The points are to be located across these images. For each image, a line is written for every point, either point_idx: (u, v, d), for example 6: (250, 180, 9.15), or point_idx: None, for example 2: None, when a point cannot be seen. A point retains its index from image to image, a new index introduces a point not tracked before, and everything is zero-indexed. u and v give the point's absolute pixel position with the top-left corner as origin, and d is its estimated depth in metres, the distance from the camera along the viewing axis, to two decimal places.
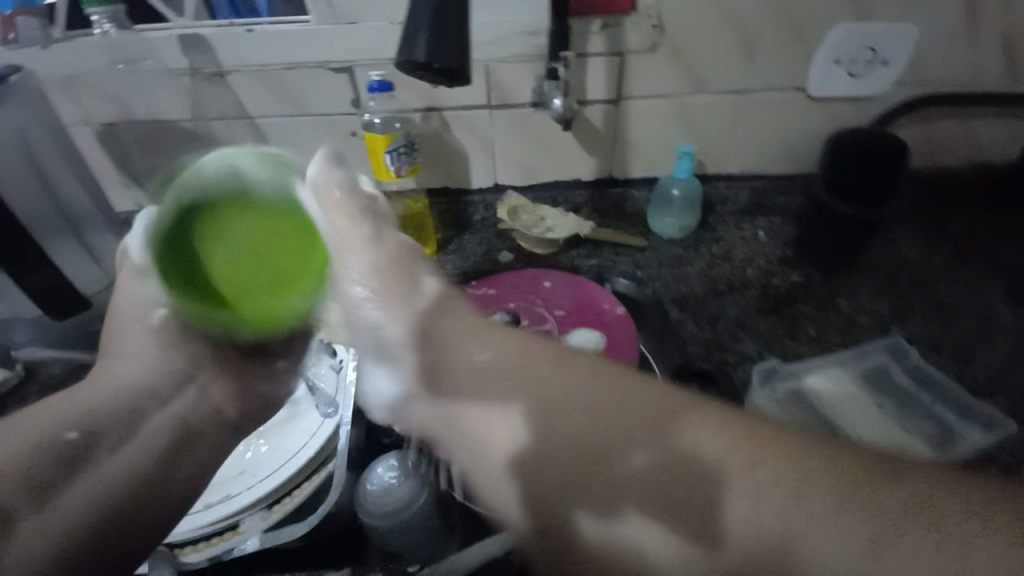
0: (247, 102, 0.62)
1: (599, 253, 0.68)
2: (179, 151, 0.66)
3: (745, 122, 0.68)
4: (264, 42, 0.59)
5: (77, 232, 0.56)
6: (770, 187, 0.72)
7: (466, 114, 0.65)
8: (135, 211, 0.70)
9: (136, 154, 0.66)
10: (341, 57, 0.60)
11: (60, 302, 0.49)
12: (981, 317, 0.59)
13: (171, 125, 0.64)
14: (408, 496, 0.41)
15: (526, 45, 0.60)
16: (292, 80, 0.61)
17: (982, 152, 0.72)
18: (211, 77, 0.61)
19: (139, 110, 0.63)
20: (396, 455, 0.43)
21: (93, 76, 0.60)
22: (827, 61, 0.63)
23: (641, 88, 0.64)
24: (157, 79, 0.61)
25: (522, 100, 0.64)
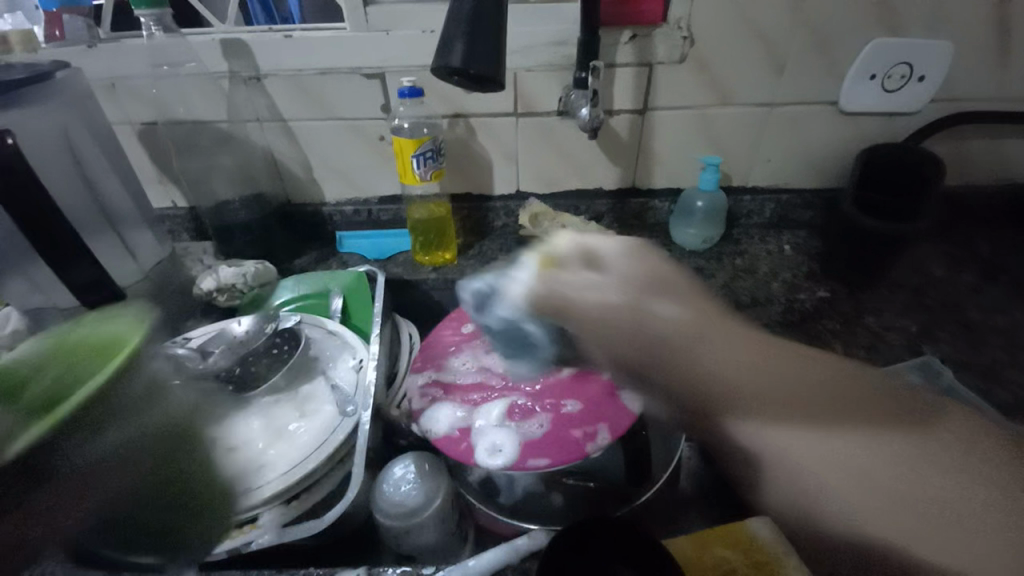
0: (281, 105, 0.64)
1: None
2: (213, 151, 0.68)
3: (773, 135, 0.67)
4: (300, 48, 0.61)
5: (115, 225, 0.58)
6: (796, 202, 0.71)
7: (492, 122, 0.66)
8: (170, 209, 0.73)
9: (173, 154, 0.68)
10: (373, 64, 0.61)
11: (96, 292, 0.51)
12: (1016, 338, 0.56)
13: (208, 126, 0.66)
14: (423, 497, 0.41)
15: (554, 54, 0.61)
16: (324, 85, 0.63)
17: (1017, 171, 0.71)
18: (249, 80, 0.63)
19: (179, 111, 0.65)
20: (413, 457, 0.43)
21: (138, 78, 0.63)
22: (858, 76, 0.62)
23: (668, 99, 0.64)
24: (197, 82, 0.63)
25: (547, 109, 0.65)
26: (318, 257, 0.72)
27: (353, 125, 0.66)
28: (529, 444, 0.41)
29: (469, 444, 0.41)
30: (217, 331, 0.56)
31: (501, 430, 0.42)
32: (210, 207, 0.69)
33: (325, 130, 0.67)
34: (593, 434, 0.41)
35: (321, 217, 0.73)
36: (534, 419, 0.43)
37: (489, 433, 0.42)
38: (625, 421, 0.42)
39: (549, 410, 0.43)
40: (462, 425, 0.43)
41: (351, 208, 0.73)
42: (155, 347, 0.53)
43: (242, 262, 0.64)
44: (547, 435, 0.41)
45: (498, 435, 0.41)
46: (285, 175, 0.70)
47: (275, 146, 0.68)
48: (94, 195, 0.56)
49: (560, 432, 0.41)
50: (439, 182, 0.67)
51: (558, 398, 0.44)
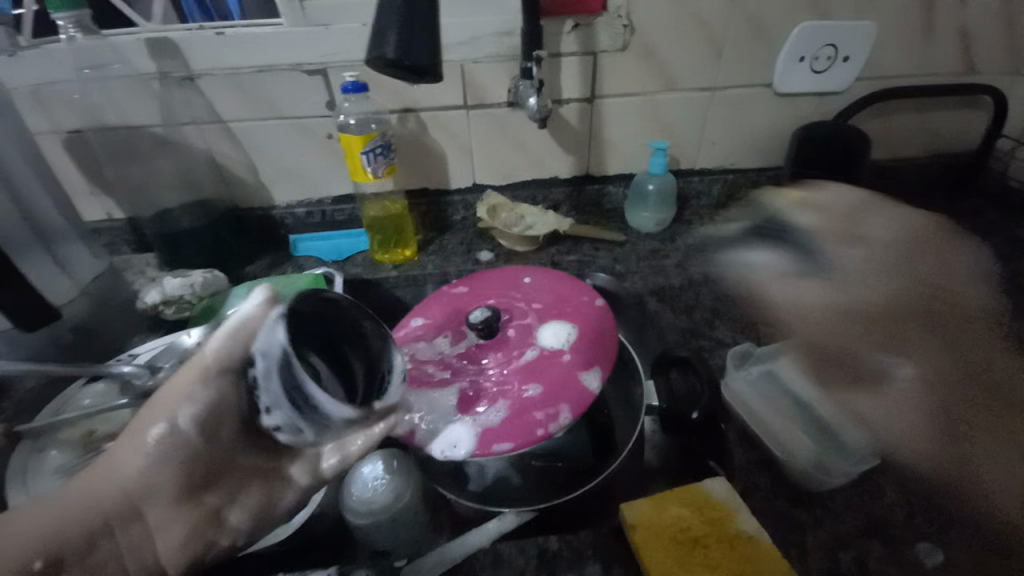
0: (220, 106, 0.62)
1: (579, 250, 0.69)
2: (152, 157, 0.65)
3: (716, 116, 0.69)
4: (235, 45, 0.58)
5: (48, 242, 0.54)
6: (741, 182, 0.75)
7: (442, 114, 0.65)
8: (106, 222, 0.68)
9: (105, 162, 0.64)
10: (316, 59, 0.60)
11: (31, 314, 0.48)
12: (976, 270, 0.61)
13: (141, 131, 0.63)
14: (392, 494, 0.41)
15: (501, 45, 0.61)
16: (265, 83, 0.61)
17: (937, 143, 0.76)
18: (183, 81, 0.60)
19: (109, 118, 0.61)
20: (380, 456, 0.43)
21: (62, 84, 0.59)
22: (789, 59, 0.66)
23: (614, 86, 0.65)
24: (127, 84, 0.60)
25: (496, 100, 0.65)
26: (274, 262, 0.70)
27: (300, 123, 0.64)
28: (489, 432, 0.38)
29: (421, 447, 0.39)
30: (166, 344, 0.54)
31: (455, 425, 0.39)
32: (151, 217, 0.66)
33: (270, 130, 0.64)
34: (556, 415, 0.39)
35: (273, 221, 0.71)
36: (491, 408, 0.40)
37: (443, 430, 0.39)
38: (587, 398, 0.40)
39: (509, 395, 0.40)
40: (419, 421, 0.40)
41: (304, 210, 0.71)
42: (99, 366, 0.50)
43: (189, 272, 0.63)
44: (504, 421, 0.39)
45: (453, 432, 0.39)
46: (231, 179, 0.68)
47: (217, 148, 0.65)
48: (22, 209, 0.53)
49: (520, 415, 0.39)
50: (392, 178, 0.66)
51: (519, 383, 0.41)
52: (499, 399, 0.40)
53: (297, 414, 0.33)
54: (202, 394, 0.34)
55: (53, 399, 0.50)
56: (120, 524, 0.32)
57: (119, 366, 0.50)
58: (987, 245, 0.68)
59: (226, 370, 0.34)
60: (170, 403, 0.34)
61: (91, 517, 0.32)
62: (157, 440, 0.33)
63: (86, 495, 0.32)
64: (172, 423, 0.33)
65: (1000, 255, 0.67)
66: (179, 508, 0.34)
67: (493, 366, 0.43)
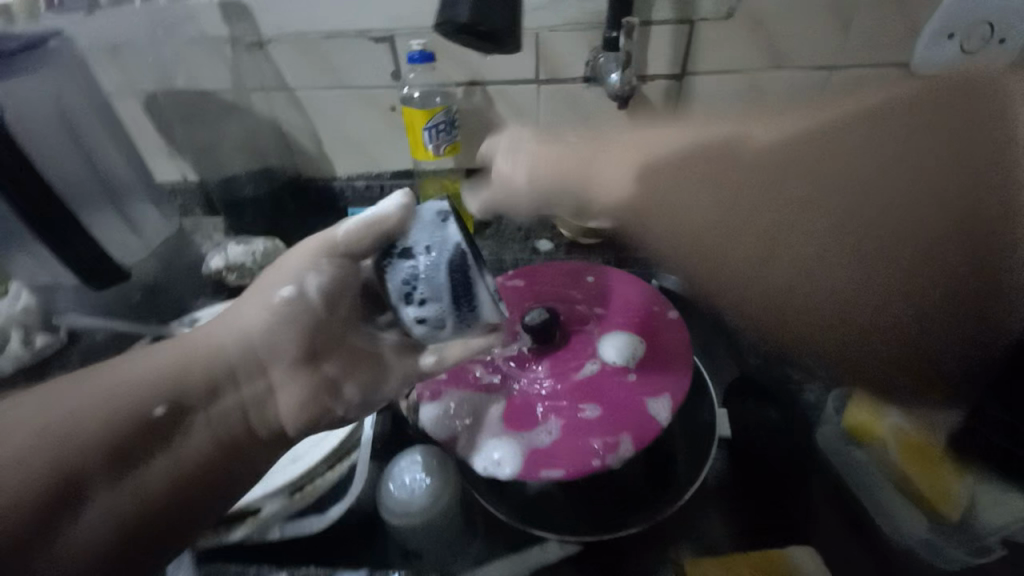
0: (287, 72, 0.60)
1: (648, 246, 0.62)
2: (222, 122, 0.65)
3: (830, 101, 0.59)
4: (304, 9, 0.56)
5: (116, 199, 0.59)
6: None
7: (511, 88, 0.60)
8: (180, 182, 0.70)
9: (179, 125, 0.66)
10: (383, 25, 0.56)
11: (101, 272, 0.50)
12: None
13: (212, 95, 0.63)
14: (429, 499, 0.39)
15: (584, 12, 0.54)
16: (331, 49, 0.58)
17: None
18: (252, 46, 0.59)
19: (182, 80, 0.62)
20: (421, 451, 0.40)
21: (143, 47, 0.60)
22: (937, 34, 0.54)
23: (711, 62, 0.57)
24: (200, 47, 0.60)
25: (572, 74, 0.58)
26: None
27: (363, 94, 0.62)
28: (537, 452, 0.35)
29: (465, 457, 0.36)
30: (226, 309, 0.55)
31: (501, 439, 0.36)
32: (218, 181, 0.66)
33: (334, 100, 0.62)
34: (615, 444, 0.35)
35: (333, 192, 0.70)
36: (542, 426, 0.36)
37: (488, 443, 0.36)
38: (651, 428, 0.35)
39: (563, 413, 0.37)
40: (464, 427, 0.38)
41: (363, 183, 0.69)
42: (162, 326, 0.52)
43: (251, 238, 0.63)
44: (555, 443, 0.35)
45: (498, 447, 0.36)
46: (294, 148, 0.67)
47: (282, 116, 0.64)
48: (93, 167, 0.56)
49: (574, 438, 0.35)
50: (453, 155, 0.63)
51: (575, 401, 0.37)
52: (551, 416, 0.37)
53: (462, 315, 0.34)
54: (317, 271, 0.37)
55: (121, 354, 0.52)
56: (222, 388, 0.36)
57: (181, 329, 0.51)
58: None
59: (352, 254, 0.37)
60: (269, 289, 0.37)
61: (139, 394, 0.33)
62: (284, 302, 0.37)
63: (183, 366, 0.35)
64: (301, 286, 0.37)
65: None
66: (293, 373, 0.37)
67: (546, 376, 0.39)
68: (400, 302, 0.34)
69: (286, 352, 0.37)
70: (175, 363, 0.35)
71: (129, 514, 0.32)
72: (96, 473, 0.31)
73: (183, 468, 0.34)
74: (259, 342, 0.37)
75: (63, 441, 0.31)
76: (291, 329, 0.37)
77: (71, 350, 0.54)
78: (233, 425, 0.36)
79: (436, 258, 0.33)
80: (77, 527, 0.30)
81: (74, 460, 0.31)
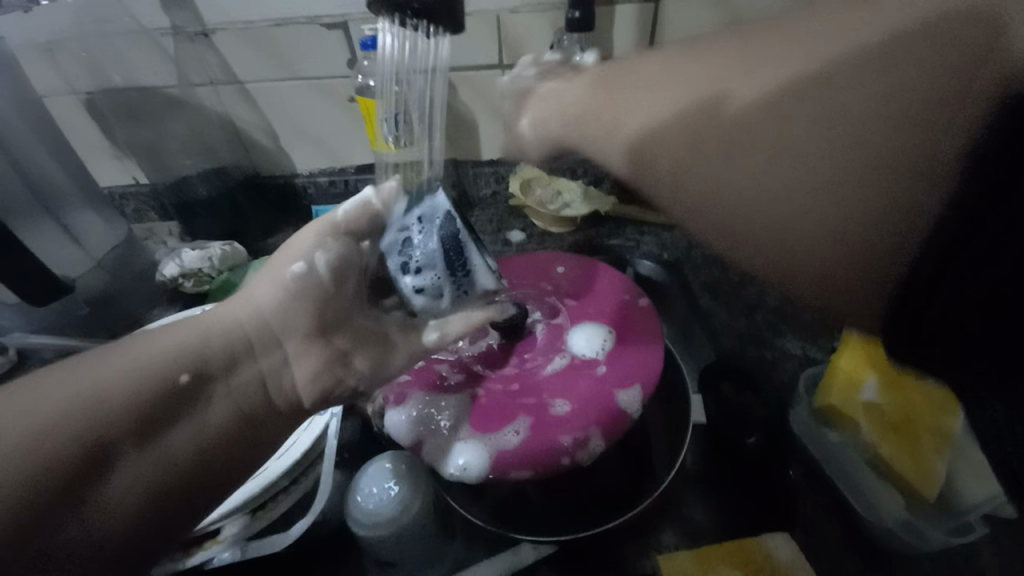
0: (235, 64, 0.57)
1: (622, 233, 0.61)
2: (170, 120, 0.61)
3: None
4: None
5: (54, 208, 0.53)
6: None
7: (474, 74, 0.58)
8: (132, 186, 0.66)
9: (124, 125, 0.62)
10: (335, 10, 0.53)
11: (41, 288, 0.46)
12: None
13: (155, 91, 0.59)
14: (396, 508, 0.37)
15: None
16: (280, 39, 0.55)
17: None
18: (196, 36, 0.55)
19: (119, 76, 0.58)
20: (389, 459, 0.39)
21: (75, 40, 0.56)
22: None
23: (677, 41, 0.55)
24: (139, 40, 0.56)
25: (536, 58, 0.56)
26: (295, 234, 0.67)
27: (319, 84, 0.58)
28: (505, 454, 0.34)
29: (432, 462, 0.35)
30: (179, 321, 0.52)
31: (467, 442, 0.35)
32: (170, 183, 0.63)
33: (288, 92, 0.59)
34: (584, 441, 0.34)
35: (295, 189, 0.67)
36: (510, 425, 0.35)
37: (454, 446, 0.35)
38: (621, 420, 0.35)
39: (531, 410, 0.35)
40: (431, 431, 0.36)
41: (326, 179, 0.66)
42: (113, 342, 0.49)
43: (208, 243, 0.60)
44: (523, 442, 0.34)
45: (465, 450, 0.34)
46: (250, 144, 0.64)
47: (235, 110, 0.61)
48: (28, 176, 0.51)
49: (543, 436, 0.34)
50: None
51: (546, 396, 0.36)
52: (520, 414, 0.35)
53: (458, 281, 0.35)
54: (322, 252, 0.41)
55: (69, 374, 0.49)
56: (234, 364, 0.37)
57: None
58: None
59: (353, 234, 0.42)
60: (281, 265, 0.41)
61: (149, 374, 0.34)
62: (296, 276, 0.41)
63: (185, 360, 0.36)
64: (310, 262, 0.41)
65: None
66: (306, 343, 0.41)
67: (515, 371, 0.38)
68: (398, 273, 0.36)
69: (301, 321, 0.41)
70: (170, 347, 0.36)
71: (152, 479, 0.32)
72: (128, 434, 0.32)
73: (210, 432, 0.35)
74: (267, 316, 0.40)
75: (52, 434, 0.30)
76: (306, 303, 0.41)
77: (20, 370, 0.51)
78: (252, 397, 0.37)
79: (429, 227, 0.35)
80: (115, 482, 0.31)
81: (129, 424, 0.32)
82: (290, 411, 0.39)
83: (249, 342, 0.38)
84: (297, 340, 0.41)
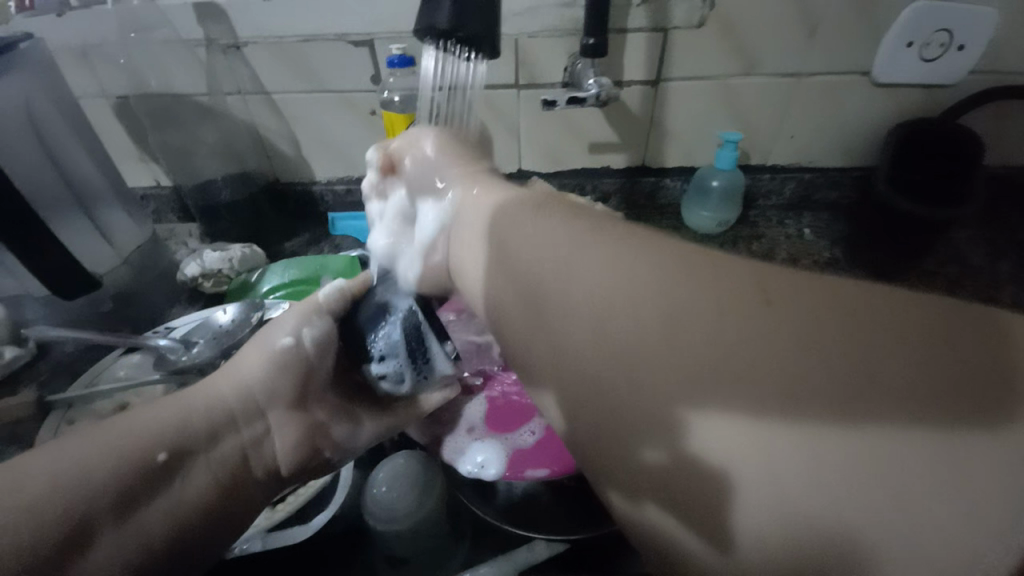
0: (264, 76, 0.60)
1: None
2: (197, 126, 0.64)
3: (797, 107, 0.61)
4: (281, 12, 0.56)
5: (86, 205, 0.55)
6: (819, 182, 0.66)
7: (491, 93, 0.61)
8: (153, 188, 0.69)
9: (152, 130, 0.64)
10: (362, 30, 0.56)
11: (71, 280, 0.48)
12: None
13: (185, 98, 0.62)
14: (414, 502, 0.38)
15: (561, 18, 0.55)
16: (308, 53, 0.58)
17: None
18: (227, 48, 0.58)
19: (152, 83, 0.61)
20: (403, 456, 0.40)
21: (112, 48, 0.59)
22: (894, 44, 0.56)
23: (685, 68, 0.58)
24: (173, 50, 0.59)
25: (550, 80, 0.59)
26: (310, 239, 0.69)
27: (342, 98, 0.61)
28: (519, 454, 0.36)
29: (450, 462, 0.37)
30: (201, 319, 0.53)
31: (484, 444, 0.37)
32: (193, 186, 0.65)
33: (312, 104, 0.62)
34: None
35: (312, 197, 0.69)
36: (525, 427, 0.38)
37: (471, 448, 0.37)
38: None
39: (546, 414, 0.38)
40: (450, 433, 0.39)
41: (344, 187, 0.69)
42: (135, 337, 0.50)
43: (227, 245, 0.62)
44: (536, 443, 0.36)
45: (482, 451, 0.37)
46: (271, 153, 0.66)
47: (259, 120, 0.63)
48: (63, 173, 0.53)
49: (557, 438, 0.36)
50: None
51: None
52: (534, 417, 0.38)
53: (417, 366, 0.38)
54: (312, 328, 0.40)
55: (91, 366, 0.50)
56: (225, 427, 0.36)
57: (155, 339, 0.50)
58: None
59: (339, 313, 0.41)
60: (271, 338, 0.40)
61: (139, 440, 0.32)
62: (284, 349, 0.39)
63: (183, 419, 0.34)
64: (298, 337, 0.39)
65: None
66: (287, 416, 0.39)
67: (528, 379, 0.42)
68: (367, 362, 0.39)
69: (285, 392, 0.39)
70: (153, 417, 0.33)
71: (149, 540, 0.30)
72: (104, 512, 0.29)
73: (192, 504, 0.32)
74: (250, 388, 0.38)
75: (45, 501, 0.27)
76: (285, 376, 0.39)
77: (42, 363, 0.52)
78: (233, 465, 0.35)
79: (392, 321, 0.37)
80: (85, 559, 0.28)
81: (107, 500, 0.29)
82: (270, 478, 0.37)
83: (236, 409, 0.37)
84: (285, 410, 0.39)
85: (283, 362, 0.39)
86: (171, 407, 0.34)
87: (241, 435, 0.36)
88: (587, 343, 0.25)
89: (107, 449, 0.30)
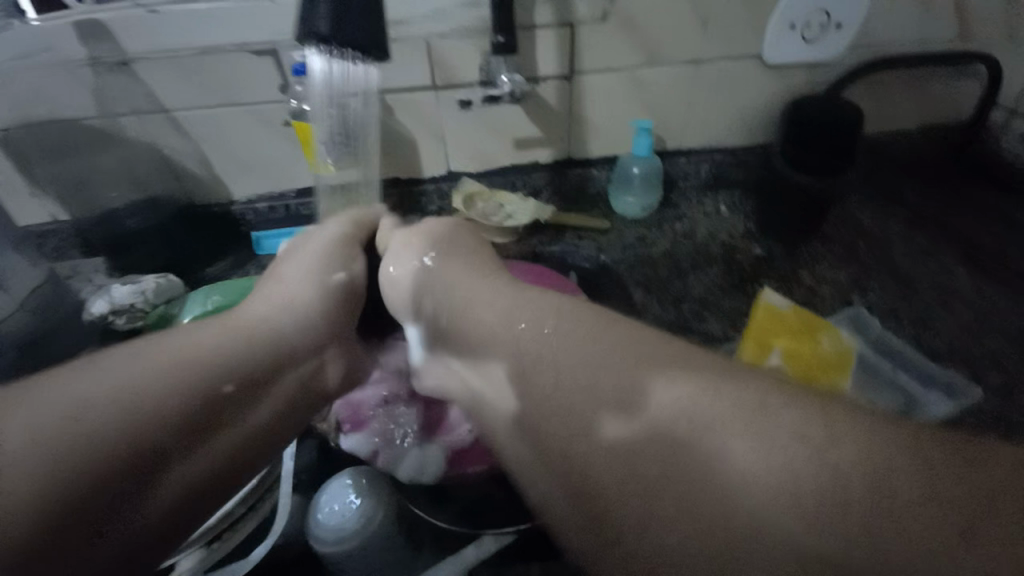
0: (162, 93, 0.56)
1: (561, 239, 0.66)
2: (92, 153, 0.59)
3: (702, 92, 0.65)
4: (171, 25, 0.52)
5: None
6: (729, 161, 0.71)
7: (409, 97, 0.60)
8: (50, 224, 0.62)
9: (39, 161, 0.59)
10: (263, 39, 0.54)
11: None
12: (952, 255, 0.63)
13: (75, 123, 0.57)
14: (361, 519, 0.37)
15: (469, 18, 0.56)
16: (209, 68, 0.55)
17: (933, 116, 0.72)
18: (116, 67, 0.54)
19: (32, 110, 0.55)
20: (350, 474, 0.40)
21: None
22: (779, 27, 0.61)
23: (595, 62, 0.60)
24: (53, 72, 0.54)
25: (467, 80, 0.60)
26: (235, 262, 0.65)
27: (252, 111, 0.59)
28: (450, 456, 0.41)
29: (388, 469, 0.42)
30: None
31: (415, 450, 0.42)
32: (96, 218, 0.60)
33: (220, 120, 0.59)
34: None
35: (232, 217, 0.66)
36: (457, 429, 0.42)
37: (405, 456, 0.42)
38: None
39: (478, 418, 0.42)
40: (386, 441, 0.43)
41: (265, 205, 0.66)
42: None
43: (141, 277, 0.58)
44: (466, 445, 0.41)
45: (414, 457, 0.41)
46: (181, 175, 0.62)
47: (163, 141, 0.59)
48: None
49: (485, 440, 0.41)
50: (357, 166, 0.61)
51: None
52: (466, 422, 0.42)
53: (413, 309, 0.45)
54: (325, 276, 0.43)
55: None
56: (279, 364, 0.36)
57: None
58: (980, 222, 0.66)
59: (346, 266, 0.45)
60: (293, 281, 0.42)
61: (195, 378, 0.32)
62: (335, 285, 0.43)
63: (231, 352, 0.34)
64: (337, 277, 0.43)
65: (992, 233, 0.65)
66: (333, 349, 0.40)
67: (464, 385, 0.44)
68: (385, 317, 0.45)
69: (340, 321, 0.42)
70: (203, 352, 0.33)
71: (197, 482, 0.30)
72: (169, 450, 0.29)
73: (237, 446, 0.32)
74: (297, 327, 0.38)
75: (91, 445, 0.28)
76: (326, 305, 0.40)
77: None
78: (291, 397, 0.36)
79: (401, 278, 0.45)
80: (155, 493, 0.29)
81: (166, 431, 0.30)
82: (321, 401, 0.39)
83: (293, 346, 0.37)
84: (331, 344, 0.40)
85: (313, 301, 0.40)
86: (222, 342, 0.34)
87: (298, 366, 0.37)
88: (614, 391, 0.29)
89: (160, 385, 0.31)
